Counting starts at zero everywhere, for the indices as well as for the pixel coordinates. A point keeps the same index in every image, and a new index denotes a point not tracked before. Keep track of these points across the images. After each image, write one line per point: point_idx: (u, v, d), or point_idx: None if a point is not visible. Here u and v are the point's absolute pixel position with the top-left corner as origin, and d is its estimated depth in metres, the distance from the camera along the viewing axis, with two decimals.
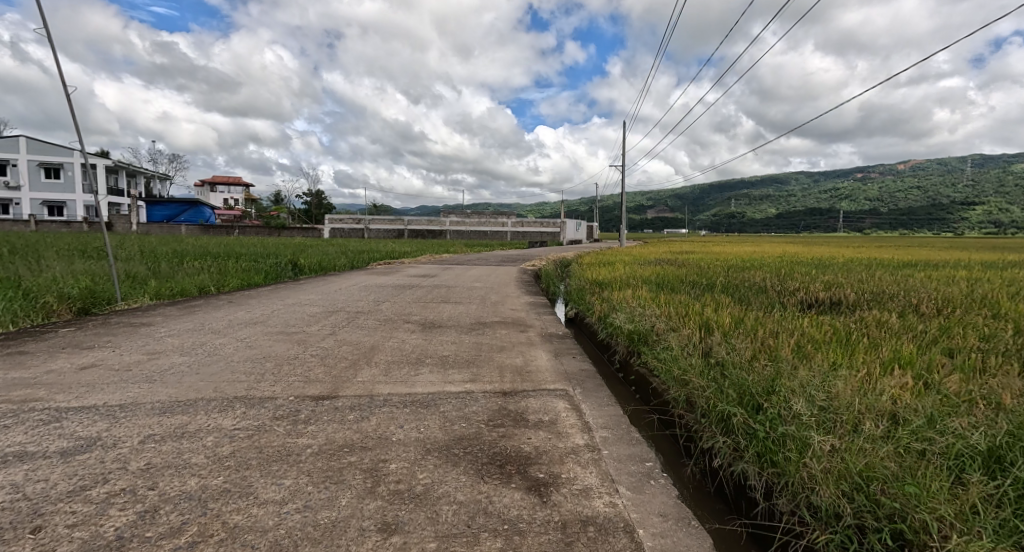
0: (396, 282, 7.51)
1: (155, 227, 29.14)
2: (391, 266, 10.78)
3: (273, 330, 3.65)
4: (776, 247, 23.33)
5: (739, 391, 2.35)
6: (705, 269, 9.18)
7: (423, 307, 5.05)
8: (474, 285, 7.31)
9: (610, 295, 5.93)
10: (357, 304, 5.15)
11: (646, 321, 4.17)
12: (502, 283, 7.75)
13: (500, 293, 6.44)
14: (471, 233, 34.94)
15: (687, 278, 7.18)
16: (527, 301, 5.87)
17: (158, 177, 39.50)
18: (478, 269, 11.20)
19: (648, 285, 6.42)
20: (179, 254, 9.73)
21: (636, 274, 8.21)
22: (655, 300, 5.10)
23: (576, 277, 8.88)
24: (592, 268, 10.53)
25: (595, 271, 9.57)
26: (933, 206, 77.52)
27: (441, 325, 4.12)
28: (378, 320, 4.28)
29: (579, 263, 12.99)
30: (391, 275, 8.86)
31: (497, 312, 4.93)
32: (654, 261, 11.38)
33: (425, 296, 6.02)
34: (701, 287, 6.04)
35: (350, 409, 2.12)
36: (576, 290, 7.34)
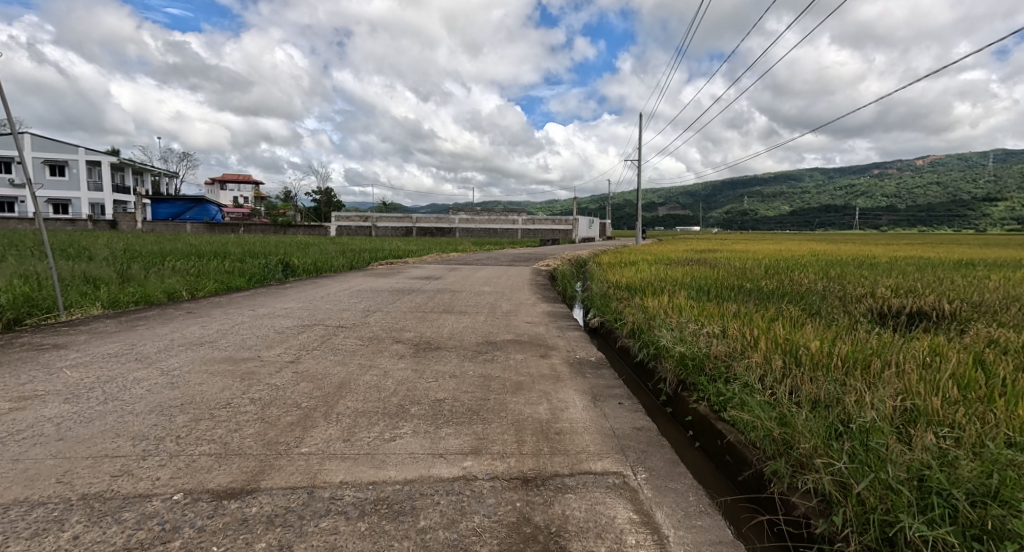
0: (395, 286, 6.66)
1: (161, 227, 28.79)
2: (393, 267, 9.97)
3: (219, 356, 2.81)
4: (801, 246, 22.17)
5: (910, 487, 1.47)
6: (742, 270, 8.23)
7: (419, 320, 4.19)
8: (482, 290, 6.44)
9: (644, 304, 5.06)
10: (341, 315, 4.31)
11: (700, 342, 3.31)
12: (513, 286, 6.86)
13: (512, 299, 5.55)
14: (481, 231, 34.07)
15: (729, 281, 6.27)
16: (545, 311, 4.99)
17: (165, 176, 39.28)
18: (488, 269, 10.33)
19: (686, 290, 5.52)
20: (163, 254, 8.98)
21: (666, 276, 7.30)
22: (701, 309, 4.22)
23: (597, 279, 7.99)
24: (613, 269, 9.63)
25: (617, 272, 8.67)
26: (956, 203, 75.20)
27: (438, 347, 3.25)
28: (362, 339, 3.42)
29: (597, 264, 12.08)
30: (392, 278, 8.03)
31: (509, 326, 4.04)
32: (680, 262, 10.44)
33: (424, 304, 5.15)
34: (752, 294, 5.13)
35: (266, 525, 1.26)
36: (600, 295, 6.44)
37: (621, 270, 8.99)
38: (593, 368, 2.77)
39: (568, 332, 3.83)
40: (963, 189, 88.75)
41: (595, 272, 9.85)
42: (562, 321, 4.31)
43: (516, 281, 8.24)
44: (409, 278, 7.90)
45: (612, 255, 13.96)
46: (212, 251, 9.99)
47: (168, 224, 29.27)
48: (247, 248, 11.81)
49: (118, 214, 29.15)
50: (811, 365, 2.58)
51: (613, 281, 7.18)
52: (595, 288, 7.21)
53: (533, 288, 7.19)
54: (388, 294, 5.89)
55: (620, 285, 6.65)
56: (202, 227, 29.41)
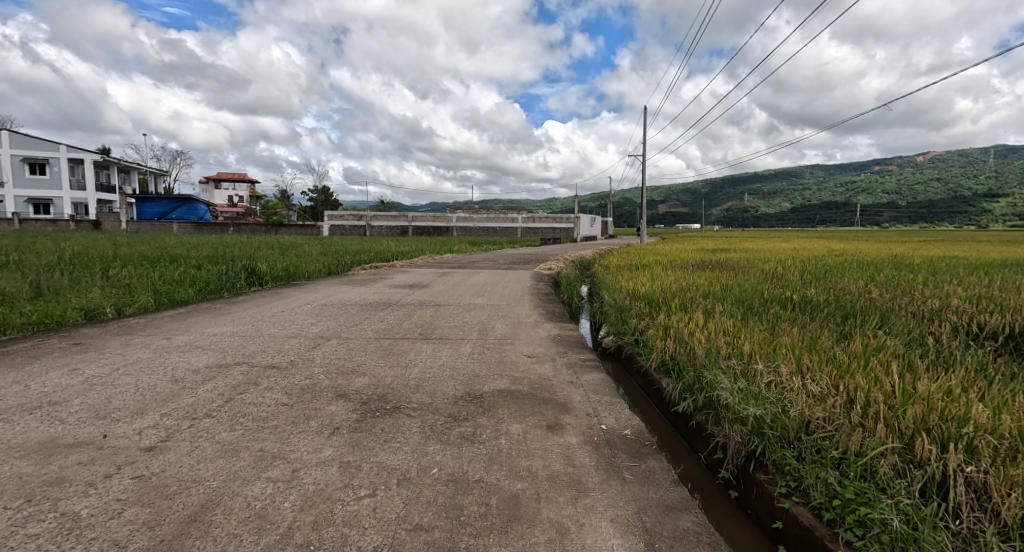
0: (371, 298, 5.67)
1: (146, 228, 27.84)
2: (376, 272, 8.96)
3: (39, 434, 1.79)
4: (814, 243, 21.12)
5: None
6: (773, 275, 7.22)
7: (383, 354, 3.17)
8: (472, 303, 5.42)
9: (672, 325, 4.11)
10: (281, 347, 3.29)
11: (773, 392, 2.37)
12: (510, 297, 5.83)
13: (508, 317, 4.53)
14: (480, 230, 33.00)
15: (769, 293, 5.29)
16: (550, 333, 3.98)
17: (155, 174, 38.26)
18: (483, 274, 9.30)
19: (721, 306, 4.55)
20: (114, 259, 7.95)
21: (689, 283, 6.32)
22: (754, 339, 3.27)
23: (608, 286, 6.99)
24: (623, 272, 8.63)
25: (629, 277, 7.68)
26: (961, 199, 74.15)
27: (398, 409, 2.24)
28: (290, 392, 2.40)
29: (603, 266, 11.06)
30: (372, 285, 7.03)
31: (501, 362, 3.02)
32: (697, 264, 9.43)
33: (397, 325, 4.14)
34: (807, 313, 4.16)
35: None
36: (615, 307, 5.46)
37: (634, 274, 8.01)
38: (631, 460, 1.76)
39: (582, 372, 2.81)
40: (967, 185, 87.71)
41: (603, 277, 8.87)
42: (573, 351, 3.28)
43: (514, 288, 7.21)
44: (391, 287, 6.89)
45: (620, 256, 12.95)
46: (175, 255, 9.02)
47: (154, 224, 28.32)
48: (220, 251, 10.85)
49: (102, 214, 28.15)
50: (977, 457, 1.67)
51: (628, 289, 6.20)
52: (606, 298, 6.23)
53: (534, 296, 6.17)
54: (358, 310, 4.88)
55: (637, 295, 5.68)
56: (190, 227, 28.46)
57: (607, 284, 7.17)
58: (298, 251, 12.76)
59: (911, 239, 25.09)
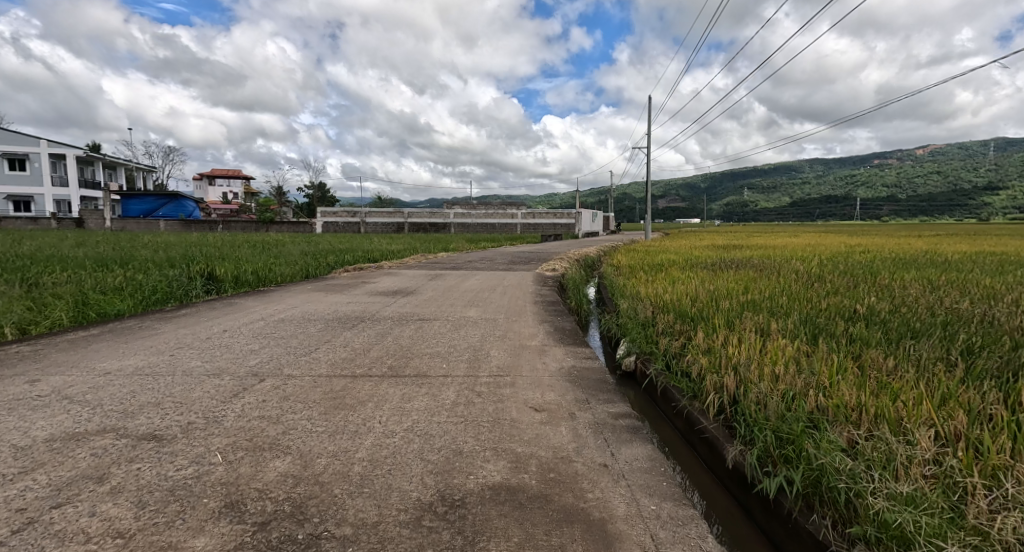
0: (342, 311, 4.74)
1: (132, 226, 26.96)
2: (360, 275, 8.04)
3: None
4: (824, 238, 20.30)
5: None
6: (811, 278, 6.32)
7: (329, 408, 2.24)
8: (462, 316, 4.49)
9: (717, 353, 3.22)
10: (187, 393, 2.34)
11: (937, 494, 1.47)
12: (507, 308, 4.89)
13: (505, 338, 3.60)
14: (477, 226, 32.06)
15: (822, 302, 4.39)
16: (561, 362, 3.05)
17: (143, 169, 37.33)
18: (479, 276, 8.37)
19: (774, 322, 3.66)
20: (60, 262, 7.04)
21: (718, 289, 5.41)
22: (845, 380, 2.39)
23: (622, 291, 6.09)
24: (636, 274, 7.75)
25: (645, 281, 6.79)
26: (962, 192, 73.45)
27: (316, 544, 1.29)
28: (147, 500, 1.45)
29: (611, 265, 10.17)
30: (350, 292, 6.12)
31: (497, 421, 2.10)
32: (716, 264, 8.53)
33: (363, 353, 3.20)
34: (889, 333, 3.28)
35: None
36: (636, 321, 4.58)
37: (649, 277, 7.11)
38: None
39: (618, 443, 1.88)
40: (970, 178, 86.81)
41: (613, 279, 7.96)
42: (598, 399, 2.36)
43: (513, 293, 6.28)
44: (371, 294, 5.96)
45: (628, 254, 12.06)
46: (132, 258, 8.06)
47: (140, 222, 27.36)
48: (190, 252, 9.91)
49: (86, 212, 27.21)
50: None
51: (648, 296, 5.30)
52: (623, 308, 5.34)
53: (537, 304, 5.22)
54: (320, 329, 3.94)
55: (661, 306, 4.79)
56: (177, 226, 27.51)
57: (621, 290, 6.27)
58: (279, 251, 11.82)
59: (923, 234, 24.27)
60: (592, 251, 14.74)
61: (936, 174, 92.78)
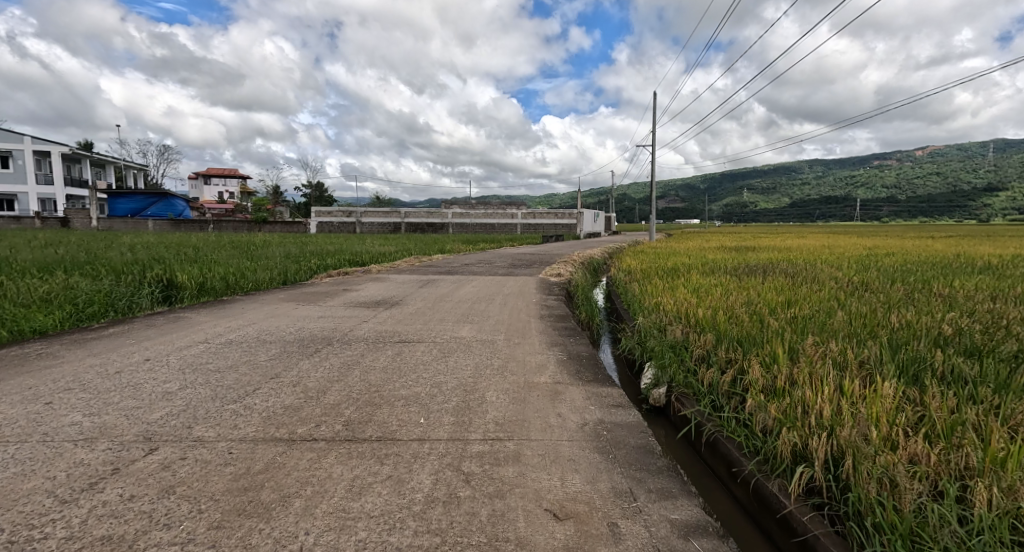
0: (307, 330, 3.92)
1: (119, 226, 26.15)
2: (343, 282, 7.25)
3: None
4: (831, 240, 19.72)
5: None
6: (854, 286, 5.55)
7: (231, 512, 1.43)
8: (452, 338, 3.68)
9: (788, 395, 2.45)
10: (20, 481, 1.53)
11: None
12: (507, 325, 4.09)
13: (505, 374, 2.80)
14: (476, 225, 31.26)
15: (892, 321, 3.63)
16: (583, 411, 2.25)
17: (133, 167, 36.48)
18: (475, 282, 7.56)
19: (849, 349, 2.89)
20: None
21: (756, 304, 4.63)
22: (1018, 463, 1.61)
23: (640, 304, 5.30)
24: (651, 281, 6.96)
25: (663, 290, 6.00)
26: (965, 193, 72.89)
27: None
28: None
29: (619, 269, 9.39)
30: (325, 303, 5.31)
31: (493, 547, 1.29)
32: (737, 270, 7.76)
33: (316, 398, 2.39)
34: (1011, 371, 2.51)
35: None
36: (665, 344, 3.80)
37: (668, 285, 6.32)
38: None
39: None
40: (972, 178, 86.23)
41: (625, 285, 7.18)
42: (649, 494, 1.56)
43: (514, 304, 5.47)
44: (348, 306, 5.13)
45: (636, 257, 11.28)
46: (87, 262, 7.22)
47: (127, 223, 26.51)
48: (158, 256, 9.07)
49: (71, 211, 26.36)
50: None
51: (675, 312, 4.52)
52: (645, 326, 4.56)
53: (543, 320, 4.41)
54: (271, 356, 3.13)
55: (694, 326, 4.01)
56: (166, 227, 26.67)
57: (638, 301, 5.48)
58: (260, 253, 10.99)
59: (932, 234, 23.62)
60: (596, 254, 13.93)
61: (938, 175, 92.11)
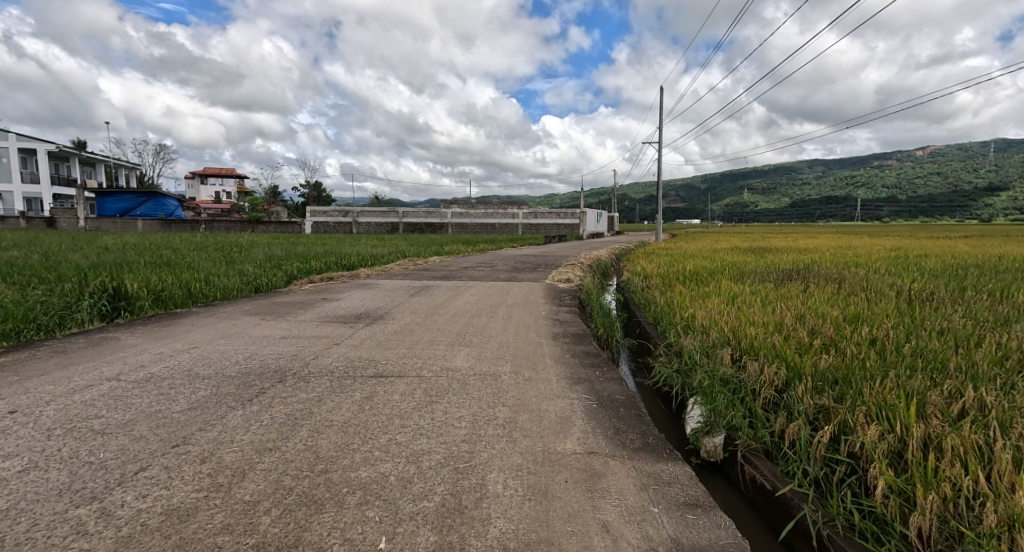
0: (259, 357, 3.09)
1: (107, 227, 25.33)
2: (326, 289, 6.42)
3: None
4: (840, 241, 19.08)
5: None
6: (918, 296, 4.75)
7: None
8: (443, 371, 2.85)
9: (945, 478, 1.65)
10: None
11: None
12: (513, 351, 3.25)
13: (514, 436, 1.97)
14: (476, 225, 30.44)
15: (1013, 347, 2.81)
16: (643, 521, 1.43)
17: (125, 166, 35.64)
18: (474, 289, 6.72)
19: (995, 397, 2.08)
20: None
21: (816, 324, 3.83)
22: None
23: (670, 320, 4.48)
24: (674, 288, 6.16)
25: (691, 301, 5.19)
26: (969, 193, 72.15)
27: None
28: None
29: (633, 273, 8.59)
30: (296, 318, 4.47)
31: None
32: (768, 275, 6.96)
33: (226, 489, 1.56)
34: None
35: None
36: (716, 378, 2.99)
37: (695, 294, 5.52)
38: None
39: None
40: (976, 178, 85.57)
41: (643, 294, 6.35)
42: None
43: (519, 317, 4.64)
44: (322, 322, 4.30)
45: (648, 260, 10.47)
46: (36, 265, 6.38)
47: (116, 223, 25.66)
48: (125, 260, 8.21)
49: (57, 211, 25.51)
50: None
51: (719, 333, 3.72)
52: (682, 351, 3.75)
53: (556, 342, 3.57)
54: (194, 401, 2.29)
55: (749, 355, 3.21)
56: (156, 228, 25.88)
57: (666, 319, 4.65)
58: (240, 256, 10.12)
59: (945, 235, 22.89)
60: (603, 257, 13.08)
61: (942, 175, 91.33)
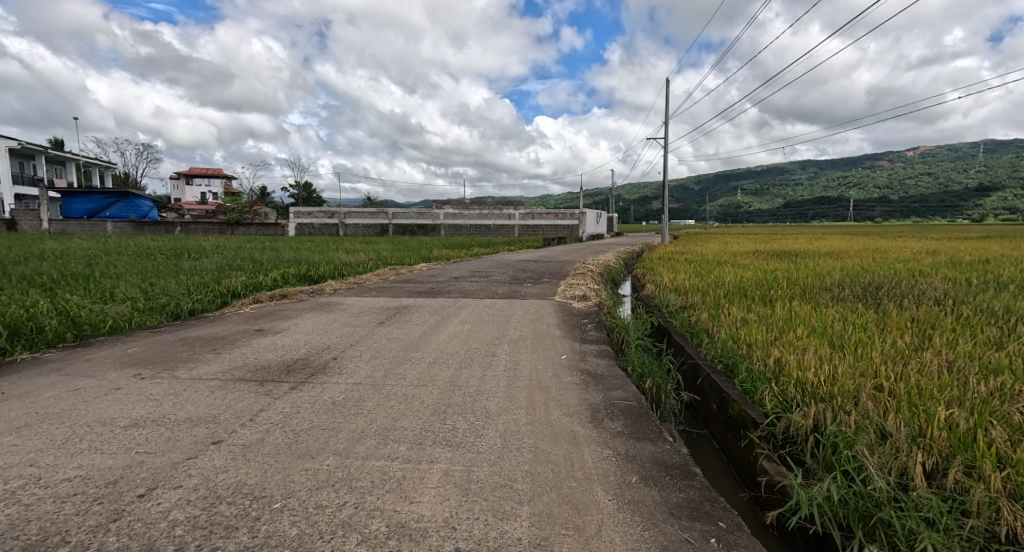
0: (33, 493, 1.57)
1: (72, 229, 23.60)
2: (269, 315, 4.88)
3: None
4: (855, 243, 17.96)
5: None
6: None
7: None
8: (388, 549, 1.35)
9: None
10: None
11: None
12: (529, 474, 1.75)
13: None
14: (469, 227, 28.96)
15: None
16: None
17: (99, 164, 33.83)
18: (465, 311, 5.21)
19: None
20: None
21: (1011, 391, 2.40)
22: None
23: (757, 378, 3.04)
24: (726, 315, 4.74)
25: (769, 341, 3.74)
26: (965, 194, 71.71)
27: None
28: None
29: (657, 285, 7.15)
30: (191, 371, 2.94)
31: None
32: (835, 293, 5.58)
33: None
34: None
35: None
36: (943, 540, 1.51)
37: (765, 328, 4.09)
38: None
39: None
40: (971, 178, 85.32)
41: (688, 323, 4.88)
42: None
43: (530, 366, 3.14)
44: (227, 381, 2.77)
45: (667, 268, 9.08)
46: None
47: (82, 226, 23.95)
48: (30, 275, 6.61)
49: (19, 213, 23.74)
50: None
51: (869, 412, 2.25)
52: (808, 443, 2.27)
53: (602, 438, 2.06)
54: None
55: (967, 470, 1.75)
56: (126, 232, 24.24)
57: (746, 373, 3.18)
58: (187, 267, 8.53)
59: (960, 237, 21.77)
60: (613, 263, 11.57)
61: (938, 175, 91.02)
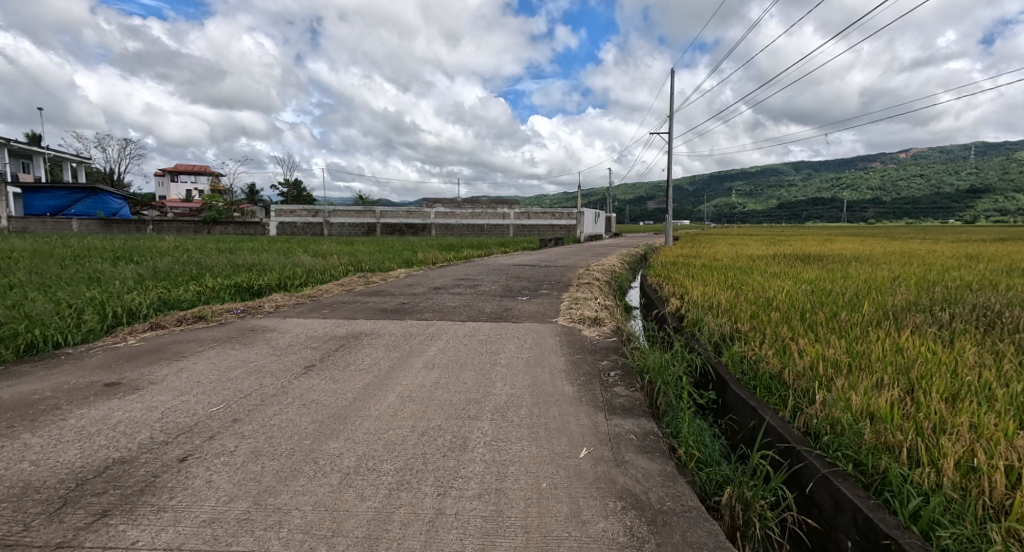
0: None
1: (34, 226, 21.93)
2: (155, 354, 3.44)
3: None
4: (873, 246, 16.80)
5: None
6: None
7: None
8: None
9: None
10: None
11: None
12: None
13: None
14: (461, 227, 27.52)
15: None
16: None
17: (72, 159, 32.11)
18: (436, 343, 3.80)
19: None
20: None
21: None
22: None
23: (943, 514, 1.68)
24: (801, 356, 3.39)
25: (904, 416, 2.39)
26: (963, 196, 71.21)
27: None
28: None
29: (682, 300, 5.80)
30: None
31: None
32: (927, 316, 4.24)
33: None
34: None
35: None
36: None
37: (880, 386, 2.73)
38: None
39: None
40: (967, 179, 84.96)
41: (744, 367, 3.51)
42: None
43: (525, 489, 1.73)
44: None
45: (687, 276, 7.73)
46: None
47: (46, 224, 22.28)
48: None
49: None
50: None
51: None
52: None
53: None
54: None
55: None
56: (93, 230, 22.62)
57: (909, 495, 1.80)
58: (111, 273, 7.05)
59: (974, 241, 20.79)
60: (619, 269, 10.15)
61: (933, 177, 90.68)
